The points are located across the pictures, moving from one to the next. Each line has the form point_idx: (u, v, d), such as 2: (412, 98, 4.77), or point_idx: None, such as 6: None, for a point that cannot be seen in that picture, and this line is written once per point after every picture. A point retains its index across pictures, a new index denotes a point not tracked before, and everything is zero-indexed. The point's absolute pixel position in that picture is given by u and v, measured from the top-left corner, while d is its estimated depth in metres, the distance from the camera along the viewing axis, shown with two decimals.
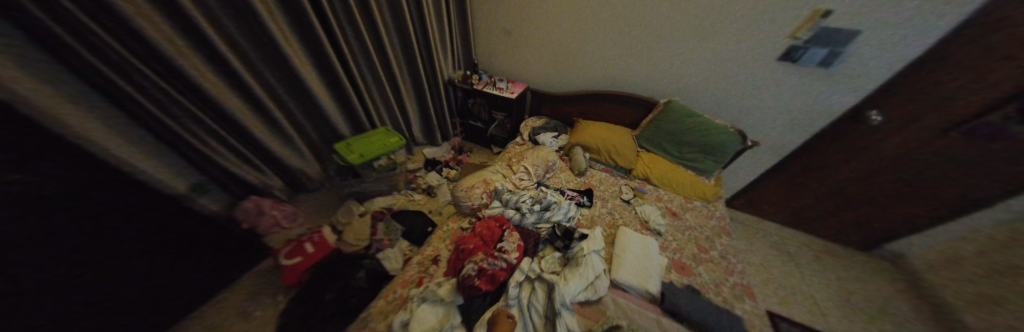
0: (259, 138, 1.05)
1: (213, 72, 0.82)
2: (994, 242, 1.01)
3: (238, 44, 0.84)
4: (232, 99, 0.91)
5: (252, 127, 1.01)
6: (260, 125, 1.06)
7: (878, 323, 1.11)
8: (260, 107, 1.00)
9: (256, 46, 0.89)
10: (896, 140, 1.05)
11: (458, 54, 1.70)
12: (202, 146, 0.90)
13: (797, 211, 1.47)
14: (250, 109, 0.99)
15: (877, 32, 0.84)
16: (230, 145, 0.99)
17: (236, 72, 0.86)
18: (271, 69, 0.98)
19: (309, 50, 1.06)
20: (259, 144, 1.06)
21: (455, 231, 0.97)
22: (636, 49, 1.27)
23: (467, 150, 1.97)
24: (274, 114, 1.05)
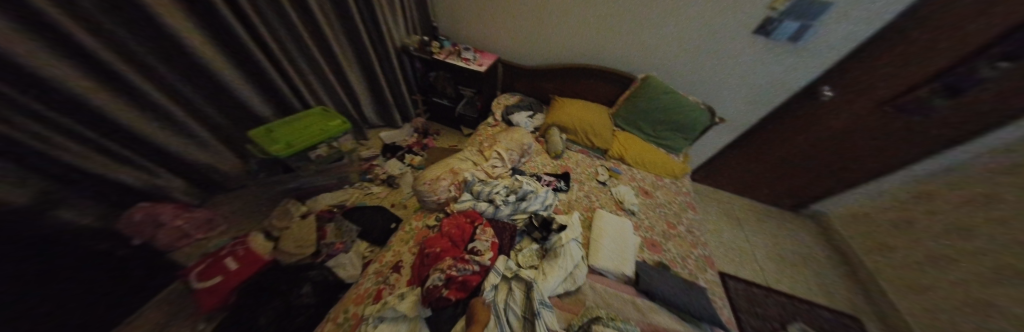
0: (144, 130, 0.73)
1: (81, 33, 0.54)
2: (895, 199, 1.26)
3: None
4: (86, 83, 0.58)
5: (127, 118, 0.68)
6: (137, 112, 0.71)
7: (798, 271, 1.36)
8: (133, 89, 0.67)
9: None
10: (839, 114, 1.18)
11: (410, 14, 1.39)
12: (63, 155, 0.59)
13: (745, 181, 1.65)
14: (116, 91, 0.65)
15: (846, 5, 0.86)
16: (94, 147, 0.66)
17: (77, 35, 0.52)
18: (132, 32, 0.62)
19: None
20: (148, 135, 0.76)
21: (419, 231, 0.84)
22: (617, 17, 1.14)
23: (433, 132, 1.76)
24: (157, 98, 0.72)
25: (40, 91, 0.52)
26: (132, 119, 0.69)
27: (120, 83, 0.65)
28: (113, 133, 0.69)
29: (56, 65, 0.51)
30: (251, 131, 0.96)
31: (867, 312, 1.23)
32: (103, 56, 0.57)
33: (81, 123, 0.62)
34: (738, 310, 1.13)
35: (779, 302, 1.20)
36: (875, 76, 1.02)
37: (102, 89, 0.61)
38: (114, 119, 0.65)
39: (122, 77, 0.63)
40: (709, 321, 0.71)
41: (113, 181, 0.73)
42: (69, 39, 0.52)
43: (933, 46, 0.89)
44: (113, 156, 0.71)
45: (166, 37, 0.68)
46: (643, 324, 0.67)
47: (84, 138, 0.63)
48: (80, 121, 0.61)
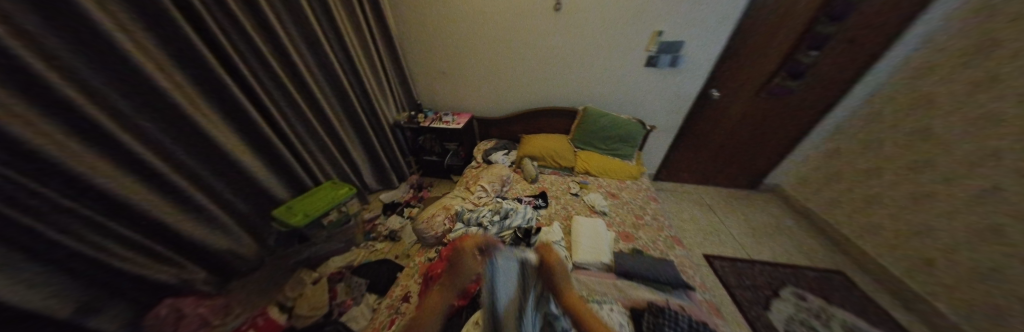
0: (174, 220, 0.88)
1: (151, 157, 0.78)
2: (837, 155, 1.51)
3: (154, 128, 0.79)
4: (126, 180, 0.75)
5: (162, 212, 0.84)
6: (173, 205, 0.88)
7: (772, 240, 1.50)
8: (172, 187, 0.85)
9: (148, 112, 0.77)
10: (735, 104, 1.55)
11: (399, 99, 1.82)
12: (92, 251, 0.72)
13: (702, 171, 1.91)
14: (153, 188, 0.82)
15: (690, 41, 1.34)
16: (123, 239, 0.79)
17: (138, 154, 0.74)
18: (177, 140, 0.86)
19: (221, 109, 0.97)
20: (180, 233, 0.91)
21: (422, 264, 0.97)
22: (552, 73, 1.59)
23: (428, 185, 2.00)
24: (192, 191, 0.90)
25: (88, 192, 0.69)
26: (166, 212, 0.85)
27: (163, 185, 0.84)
28: (143, 226, 0.83)
29: (98, 165, 0.68)
30: (274, 210, 1.16)
31: (849, 266, 1.35)
32: (147, 157, 0.76)
33: (116, 218, 0.77)
34: (730, 286, 1.23)
35: (765, 271, 1.31)
36: (747, 79, 1.45)
37: (142, 186, 0.79)
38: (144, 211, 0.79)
39: (166, 178, 0.83)
40: (676, 285, 0.84)
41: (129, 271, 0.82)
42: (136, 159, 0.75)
43: (756, 54, 1.36)
44: (137, 249, 0.83)
45: (202, 139, 0.91)
46: (624, 300, 0.79)
47: (113, 231, 0.76)
48: (112, 216, 0.76)
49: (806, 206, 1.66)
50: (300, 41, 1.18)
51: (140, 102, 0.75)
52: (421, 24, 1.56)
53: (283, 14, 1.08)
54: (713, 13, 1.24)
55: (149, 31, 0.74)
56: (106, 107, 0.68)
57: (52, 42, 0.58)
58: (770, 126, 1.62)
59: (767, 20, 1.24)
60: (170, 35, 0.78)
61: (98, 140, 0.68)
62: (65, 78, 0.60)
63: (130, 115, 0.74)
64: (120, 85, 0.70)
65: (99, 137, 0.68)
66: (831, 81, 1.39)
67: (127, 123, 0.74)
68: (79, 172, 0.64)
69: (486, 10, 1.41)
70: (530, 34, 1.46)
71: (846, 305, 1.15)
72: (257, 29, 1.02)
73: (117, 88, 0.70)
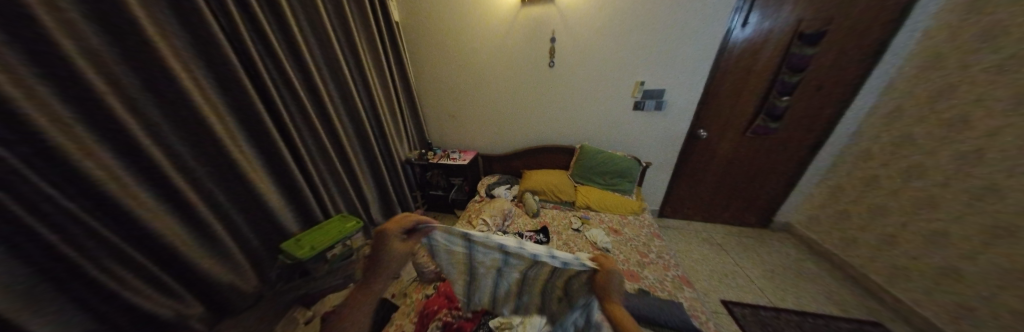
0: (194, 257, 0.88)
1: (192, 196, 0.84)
2: (842, 190, 1.50)
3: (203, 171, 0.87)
4: (168, 220, 0.79)
5: (186, 248, 0.85)
6: (196, 241, 0.89)
7: (795, 284, 1.39)
8: (205, 226, 0.90)
9: (200, 155, 0.86)
10: (724, 143, 1.64)
11: (412, 138, 2.01)
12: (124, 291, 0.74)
13: (705, 207, 1.89)
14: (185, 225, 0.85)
15: (671, 89, 1.52)
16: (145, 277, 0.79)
17: (184, 196, 0.81)
18: (217, 179, 0.92)
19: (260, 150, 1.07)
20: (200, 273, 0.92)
21: (417, 301, 0.98)
22: (550, 116, 1.77)
23: (430, 219, 2.03)
24: (217, 228, 0.93)
25: (133, 234, 0.74)
26: (190, 248, 0.86)
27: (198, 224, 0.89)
28: (165, 262, 0.83)
29: (147, 203, 0.73)
30: (284, 243, 1.20)
31: (889, 317, 1.20)
32: (188, 195, 0.82)
33: (145, 254, 0.78)
34: None
35: (791, 321, 1.18)
36: (729, 119, 1.57)
37: (176, 224, 0.82)
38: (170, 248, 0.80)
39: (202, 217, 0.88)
40: (685, 331, 0.79)
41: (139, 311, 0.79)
42: (182, 200, 0.81)
43: (733, 98, 1.51)
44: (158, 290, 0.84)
45: (238, 180, 0.98)
46: None
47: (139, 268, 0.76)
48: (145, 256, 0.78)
49: (823, 246, 1.58)
50: (335, 93, 1.39)
51: (195, 144, 0.84)
52: (437, 78, 1.84)
53: (325, 73, 1.31)
54: (686, 67, 1.45)
55: (219, 89, 0.90)
56: (165, 149, 0.77)
57: (142, 100, 0.71)
58: (764, 162, 1.66)
59: (733, 73, 1.44)
60: (232, 91, 0.93)
61: (155, 185, 0.76)
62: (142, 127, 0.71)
63: (184, 157, 0.82)
64: (187, 136, 0.82)
65: (154, 177, 0.74)
66: (809, 122, 1.50)
67: (179, 164, 0.81)
68: (127, 209, 0.68)
69: (493, 67, 1.68)
70: (529, 84, 1.68)
71: None
72: (303, 85, 1.22)
73: (179, 133, 0.80)
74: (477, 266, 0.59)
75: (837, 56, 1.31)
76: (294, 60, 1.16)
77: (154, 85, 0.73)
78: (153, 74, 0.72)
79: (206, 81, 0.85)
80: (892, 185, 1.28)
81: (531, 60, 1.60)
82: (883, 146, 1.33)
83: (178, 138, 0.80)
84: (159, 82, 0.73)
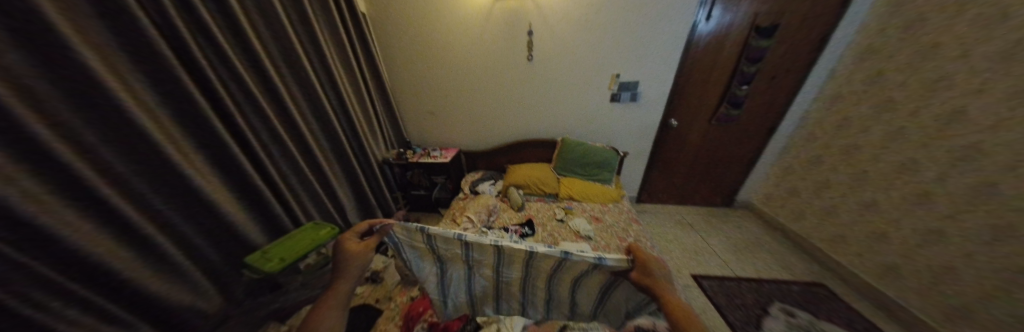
0: (168, 297, 0.76)
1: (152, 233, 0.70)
2: (793, 169, 1.68)
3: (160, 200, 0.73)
4: (136, 264, 0.67)
5: (159, 288, 0.73)
6: (166, 279, 0.75)
7: (754, 255, 1.55)
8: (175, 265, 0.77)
9: (155, 180, 0.72)
10: (693, 131, 1.76)
11: (389, 137, 1.91)
12: None
13: (678, 191, 2.03)
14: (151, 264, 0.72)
15: (645, 81, 1.58)
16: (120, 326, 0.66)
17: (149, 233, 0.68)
18: (177, 204, 0.77)
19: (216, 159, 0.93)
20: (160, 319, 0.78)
21: (403, 304, 0.96)
22: (531, 110, 1.77)
23: (414, 220, 1.97)
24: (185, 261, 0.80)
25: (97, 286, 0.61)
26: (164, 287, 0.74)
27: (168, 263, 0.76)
28: (136, 308, 0.70)
29: (107, 245, 0.61)
30: (248, 256, 1.10)
31: (829, 277, 1.39)
32: (147, 230, 0.68)
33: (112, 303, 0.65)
34: (722, 307, 1.22)
35: (751, 288, 1.33)
36: (699, 108, 1.67)
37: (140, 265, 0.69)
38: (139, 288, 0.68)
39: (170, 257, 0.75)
40: None
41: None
42: (147, 238, 0.69)
43: (699, 89, 1.60)
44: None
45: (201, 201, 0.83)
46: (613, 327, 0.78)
47: (115, 318, 0.64)
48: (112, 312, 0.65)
49: (776, 220, 1.78)
50: (298, 93, 1.27)
51: (143, 167, 0.69)
52: (412, 74, 1.76)
53: (284, 71, 1.19)
54: (659, 60, 1.51)
55: (157, 92, 0.75)
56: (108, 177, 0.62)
57: (74, 122, 0.55)
58: (727, 147, 1.81)
59: (700, 64, 1.52)
60: (176, 96, 0.79)
61: (111, 224, 0.62)
62: (80, 156, 0.57)
63: (134, 184, 0.68)
64: (135, 162, 0.67)
65: (104, 216, 0.61)
66: (764, 109, 1.65)
67: (130, 194, 0.67)
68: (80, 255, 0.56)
69: (470, 61, 1.63)
70: (509, 79, 1.66)
71: (833, 319, 1.16)
72: (259, 85, 1.10)
73: (121, 154, 0.64)
74: (437, 252, 0.77)
75: (787, 48, 1.44)
76: (246, 57, 1.04)
77: (85, 100, 0.57)
78: (80, 87, 0.56)
79: (139, 85, 0.70)
80: (833, 164, 1.45)
81: (510, 54, 1.57)
82: (827, 128, 1.49)
83: (126, 165, 0.66)
84: (88, 95, 0.57)
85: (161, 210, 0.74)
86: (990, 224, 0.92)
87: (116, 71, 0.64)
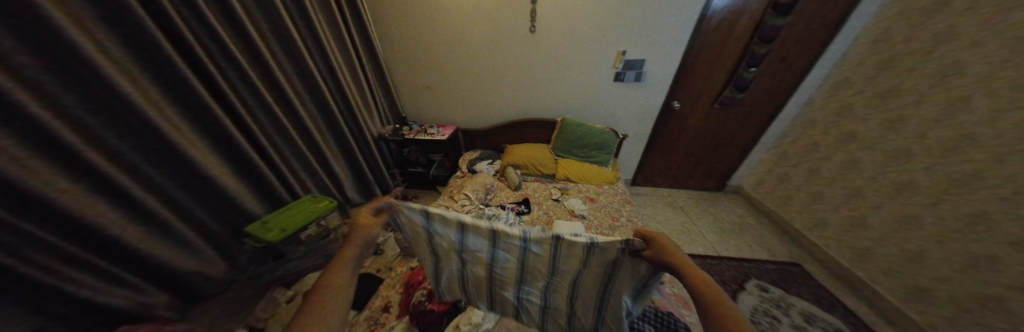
0: (141, 244, 0.85)
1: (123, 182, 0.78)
2: (787, 156, 1.70)
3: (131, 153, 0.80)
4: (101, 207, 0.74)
5: (128, 235, 0.82)
6: (137, 226, 0.84)
7: (737, 236, 1.63)
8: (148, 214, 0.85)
9: (121, 138, 0.77)
10: (694, 115, 1.74)
11: (383, 112, 1.87)
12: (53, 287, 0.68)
13: (673, 176, 2.07)
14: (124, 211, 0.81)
15: (652, 59, 1.52)
16: (79, 265, 0.75)
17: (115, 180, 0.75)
18: (148, 158, 0.85)
19: (197, 124, 0.98)
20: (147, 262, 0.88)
21: (403, 274, 0.99)
22: (531, 87, 1.72)
23: (412, 197, 1.99)
24: (162, 211, 0.89)
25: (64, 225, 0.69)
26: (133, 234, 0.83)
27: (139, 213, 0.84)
28: (106, 251, 0.80)
29: (69, 189, 0.68)
30: (248, 226, 1.13)
31: (806, 258, 1.48)
32: (120, 180, 0.76)
33: (79, 244, 0.74)
34: None
35: (730, 266, 1.42)
36: (704, 89, 1.63)
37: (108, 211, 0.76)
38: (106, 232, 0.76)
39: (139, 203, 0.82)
40: None
41: (86, 299, 0.78)
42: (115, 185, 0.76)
43: (707, 70, 1.55)
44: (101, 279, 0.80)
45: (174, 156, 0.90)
46: None
47: (75, 257, 0.73)
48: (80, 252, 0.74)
49: (763, 204, 1.84)
50: (286, 63, 1.26)
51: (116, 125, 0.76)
52: (405, 44, 1.65)
53: (267, 36, 1.16)
54: (666, 36, 1.43)
55: (125, 53, 0.76)
56: (77, 127, 0.69)
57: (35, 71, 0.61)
58: (725, 133, 1.81)
59: (710, 43, 1.45)
60: (152, 60, 0.83)
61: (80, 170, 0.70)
62: (44, 105, 0.62)
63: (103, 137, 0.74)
64: (100, 115, 0.73)
65: (74, 163, 0.69)
66: (769, 93, 1.61)
67: (101, 147, 0.74)
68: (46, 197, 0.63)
69: (468, 32, 1.53)
70: (510, 53, 1.58)
71: (803, 294, 1.25)
72: (242, 50, 1.08)
73: (87, 107, 0.70)
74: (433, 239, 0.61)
75: (803, 27, 1.36)
76: (226, 19, 1.01)
77: (48, 53, 0.62)
78: (44, 42, 0.62)
79: (111, 46, 0.73)
80: (828, 152, 1.47)
81: (510, 25, 1.47)
82: (828, 115, 1.48)
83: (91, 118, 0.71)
84: (51, 46, 0.63)
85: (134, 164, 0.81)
86: (964, 212, 0.97)
87: (84, 28, 0.67)
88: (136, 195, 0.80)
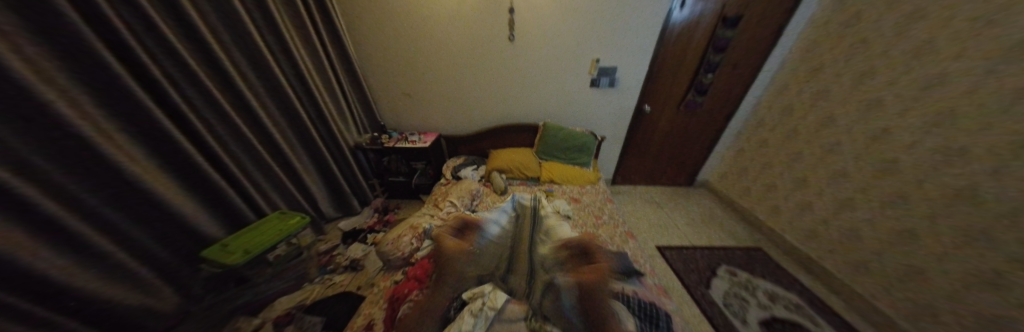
0: (71, 278, 0.73)
1: (41, 199, 0.66)
2: (744, 151, 1.90)
3: (48, 169, 0.68)
4: (11, 233, 0.61)
5: (59, 270, 0.70)
6: (64, 253, 0.72)
7: (706, 226, 1.78)
8: (73, 237, 0.72)
9: (43, 149, 0.66)
10: (662, 117, 1.89)
11: (360, 121, 1.80)
12: None
13: (649, 174, 2.21)
14: (48, 243, 0.69)
15: (624, 66, 1.63)
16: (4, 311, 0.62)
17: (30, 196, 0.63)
18: (75, 174, 0.73)
19: (133, 133, 0.85)
20: (79, 295, 0.76)
21: (386, 288, 0.94)
22: (513, 93, 1.76)
23: (393, 208, 1.92)
24: (93, 236, 0.77)
25: None
26: (63, 268, 0.70)
27: (62, 235, 0.71)
28: (32, 292, 0.67)
29: None
30: (205, 250, 1.04)
31: (766, 243, 1.64)
32: (43, 202, 0.66)
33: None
34: (679, 272, 1.41)
35: (703, 254, 1.54)
36: (671, 93, 1.78)
37: (22, 236, 0.64)
38: (21, 265, 0.63)
39: (63, 224, 0.70)
40: (630, 273, 0.92)
41: None
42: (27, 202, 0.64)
43: (670, 75, 1.69)
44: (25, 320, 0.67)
45: (109, 170, 0.79)
46: None
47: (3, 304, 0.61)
48: None
49: (726, 196, 2.03)
50: (250, 72, 1.17)
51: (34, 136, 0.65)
52: (383, 51, 1.61)
53: (225, 38, 1.06)
54: (635, 44, 1.55)
55: (55, 57, 0.67)
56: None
57: None
58: (690, 132, 1.98)
59: (673, 51, 1.59)
60: (80, 61, 0.72)
61: None
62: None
63: (20, 151, 0.63)
64: (11, 122, 0.61)
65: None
66: (724, 96, 1.81)
67: (16, 164, 0.62)
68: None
69: (451, 40, 1.53)
70: (490, 60, 1.61)
71: (767, 276, 1.39)
72: (197, 58, 1.00)
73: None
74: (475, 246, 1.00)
75: (748, 37, 1.55)
76: (177, 23, 0.92)
77: None
78: None
79: (31, 48, 0.63)
80: (776, 146, 1.67)
81: (491, 33, 1.50)
82: (774, 114, 1.69)
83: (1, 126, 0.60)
84: None
85: (54, 181, 0.69)
86: (887, 193, 1.14)
87: (6, 34, 0.59)
88: (62, 220, 0.69)
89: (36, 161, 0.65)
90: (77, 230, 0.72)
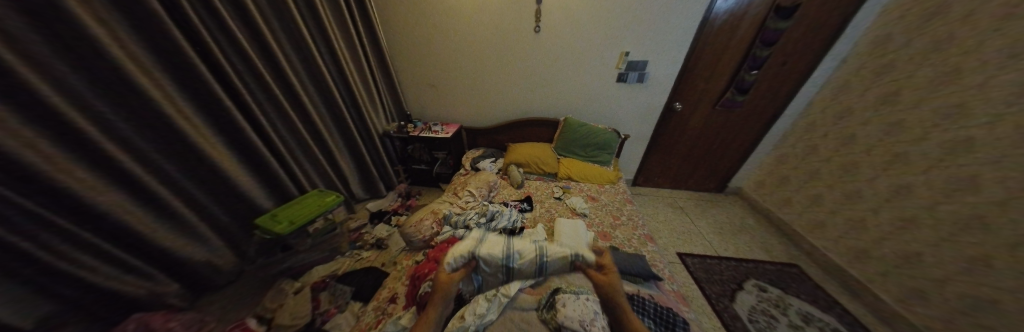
0: (145, 228, 0.86)
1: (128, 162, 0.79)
2: (789, 158, 1.72)
3: (129, 139, 0.80)
4: (104, 189, 0.75)
5: (136, 219, 0.83)
6: (145, 210, 0.87)
7: (735, 237, 1.66)
8: (154, 196, 0.87)
9: (130, 121, 0.80)
10: (696, 116, 1.76)
11: (389, 110, 1.91)
12: (65, 264, 0.72)
13: (675, 177, 2.10)
14: (129, 197, 0.83)
15: (656, 60, 1.54)
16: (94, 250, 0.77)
17: (120, 160, 0.77)
18: (154, 143, 0.86)
19: (199, 110, 0.99)
20: (156, 245, 0.91)
21: (409, 267, 1.01)
22: (534, 86, 1.74)
23: (415, 194, 2.03)
24: (168, 197, 0.91)
25: (69, 205, 0.71)
26: (138, 216, 0.84)
27: (142, 194, 0.85)
28: (117, 238, 0.82)
29: (76, 173, 0.69)
30: (258, 218, 1.19)
31: (805, 260, 1.50)
32: (132, 168, 0.80)
33: (91, 228, 0.76)
34: (700, 281, 1.34)
35: (729, 265, 1.45)
36: (706, 91, 1.65)
37: (113, 192, 0.78)
38: (111, 216, 0.77)
39: (143, 185, 0.84)
40: (647, 276, 0.89)
41: (97, 283, 0.80)
42: (119, 165, 0.77)
43: (707, 71, 1.57)
44: (114, 260, 0.83)
45: (180, 142, 0.93)
46: None
47: (83, 240, 0.74)
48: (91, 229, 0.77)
49: (762, 206, 1.87)
50: (295, 60, 1.29)
51: (122, 109, 0.77)
52: (412, 43, 1.67)
53: (275, 29, 1.18)
54: (670, 37, 1.45)
55: (142, 43, 0.80)
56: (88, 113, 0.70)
57: (42, 49, 0.61)
58: (725, 135, 1.84)
59: (713, 45, 1.46)
60: (160, 47, 0.84)
61: (80, 146, 0.70)
62: (61, 96, 0.65)
63: (113, 122, 0.76)
64: (109, 97, 0.74)
65: (88, 151, 0.72)
66: (769, 96, 1.64)
67: (110, 132, 0.76)
68: (55, 180, 0.65)
69: (477, 31, 1.54)
70: (515, 52, 1.60)
71: (801, 295, 1.27)
72: (253, 46, 1.12)
73: (98, 91, 0.72)
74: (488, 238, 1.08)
75: (804, 31, 1.38)
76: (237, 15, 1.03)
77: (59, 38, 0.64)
78: (58, 28, 0.63)
79: (126, 35, 0.75)
80: (830, 154, 1.48)
81: (518, 24, 1.49)
82: (829, 118, 1.50)
83: (102, 101, 0.73)
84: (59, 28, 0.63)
85: (133, 149, 0.82)
86: (960, 215, 0.98)
87: (106, 23, 0.71)
88: (144, 181, 0.83)
89: (122, 132, 0.78)
90: (155, 192, 0.87)
